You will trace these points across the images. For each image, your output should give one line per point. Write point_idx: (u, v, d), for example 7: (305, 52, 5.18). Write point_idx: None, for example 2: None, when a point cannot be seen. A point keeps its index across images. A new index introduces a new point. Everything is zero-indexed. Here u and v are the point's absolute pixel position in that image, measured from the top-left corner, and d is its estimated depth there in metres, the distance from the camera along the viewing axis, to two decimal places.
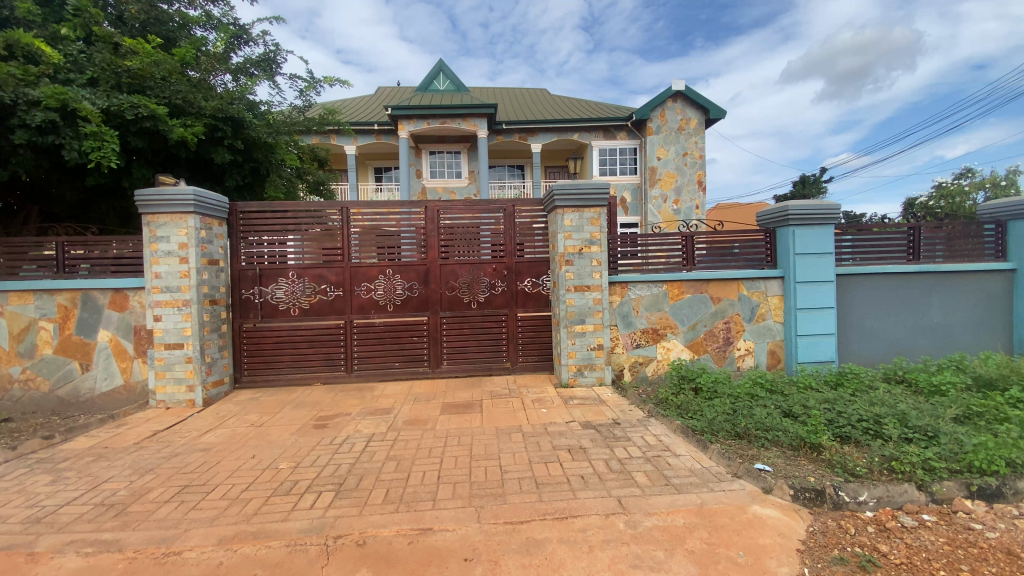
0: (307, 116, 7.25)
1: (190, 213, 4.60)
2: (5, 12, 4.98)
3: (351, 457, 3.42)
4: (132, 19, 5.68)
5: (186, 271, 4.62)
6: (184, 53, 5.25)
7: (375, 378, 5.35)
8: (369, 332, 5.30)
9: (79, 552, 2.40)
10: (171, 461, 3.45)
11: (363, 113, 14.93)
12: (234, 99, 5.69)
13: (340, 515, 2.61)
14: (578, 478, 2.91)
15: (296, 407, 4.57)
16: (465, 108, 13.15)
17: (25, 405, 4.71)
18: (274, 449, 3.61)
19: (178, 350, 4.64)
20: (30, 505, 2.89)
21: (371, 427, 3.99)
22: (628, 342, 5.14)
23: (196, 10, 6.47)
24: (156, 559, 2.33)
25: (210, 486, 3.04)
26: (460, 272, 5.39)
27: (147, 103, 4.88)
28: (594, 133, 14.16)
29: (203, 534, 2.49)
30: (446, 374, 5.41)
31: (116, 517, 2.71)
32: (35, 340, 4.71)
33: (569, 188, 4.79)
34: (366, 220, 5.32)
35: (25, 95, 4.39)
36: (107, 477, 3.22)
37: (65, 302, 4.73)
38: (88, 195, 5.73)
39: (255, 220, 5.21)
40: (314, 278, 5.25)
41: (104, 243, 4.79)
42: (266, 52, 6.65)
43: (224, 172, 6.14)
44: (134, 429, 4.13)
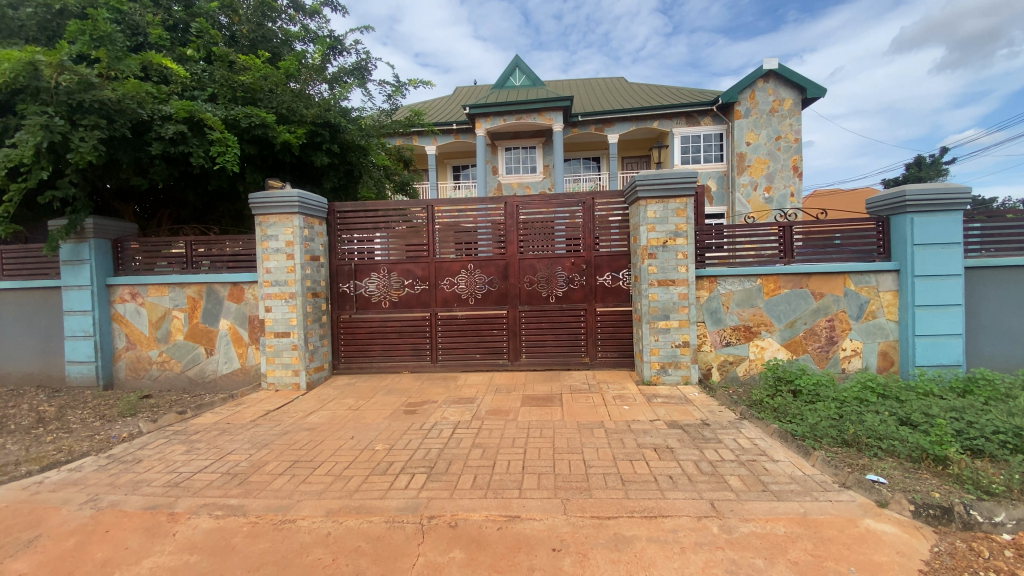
0: (394, 119, 7.65)
1: (296, 214, 5.04)
2: (141, 39, 5.70)
3: (440, 442, 3.57)
4: (242, 37, 6.29)
5: (292, 266, 5.06)
6: (288, 64, 5.71)
7: (457, 368, 5.54)
8: (452, 324, 5.50)
9: (210, 515, 2.73)
10: (282, 438, 3.82)
11: (443, 113, 15.41)
12: (330, 106, 6.13)
13: (432, 496, 2.75)
14: (666, 478, 2.84)
15: (387, 393, 4.86)
16: (540, 102, 13.13)
17: (162, 383, 5.44)
18: (370, 431, 3.87)
19: (285, 339, 5.09)
20: (171, 471, 3.33)
21: (457, 415, 4.14)
22: (717, 339, 4.89)
23: (296, 26, 7.05)
24: (274, 525, 2.59)
25: (317, 463, 3.32)
26: (538, 267, 5.41)
27: (259, 111, 5.40)
28: (675, 120, 13.56)
29: (313, 506, 2.73)
30: (525, 367, 5.47)
31: (239, 485, 3.05)
32: (169, 327, 5.40)
33: (653, 178, 4.63)
34: (447, 216, 5.51)
35: (159, 111, 4.99)
36: (230, 450, 3.63)
37: (192, 294, 5.35)
38: (209, 199, 6.46)
39: (350, 219, 5.58)
40: (402, 273, 5.53)
41: (222, 242, 5.38)
42: (359, 62, 7.13)
43: (322, 174, 6.63)
44: (250, 408, 4.61)
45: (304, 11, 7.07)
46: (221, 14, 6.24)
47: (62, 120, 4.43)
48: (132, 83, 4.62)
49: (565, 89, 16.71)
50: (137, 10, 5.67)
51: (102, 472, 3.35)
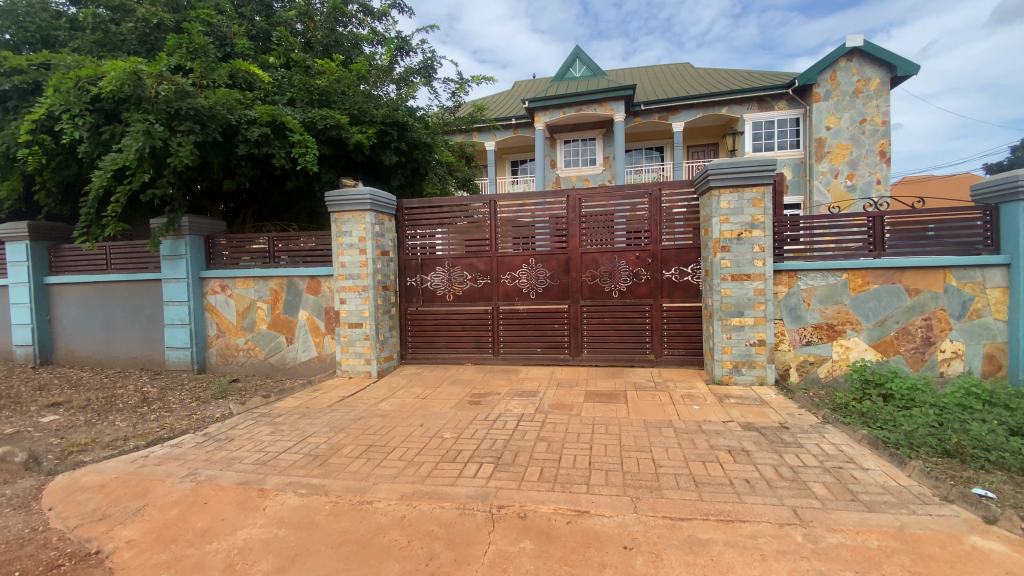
0: (457, 116, 7.81)
1: (367, 211, 5.27)
2: (228, 48, 6.13)
3: (505, 433, 3.62)
4: (317, 43, 6.63)
5: (365, 261, 5.29)
6: (360, 66, 5.95)
7: (519, 362, 5.59)
8: (514, 318, 5.55)
9: (295, 493, 2.93)
10: (357, 423, 4.03)
11: (502, 108, 15.51)
12: (398, 106, 6.35)
13: (500, 486, 2.80)
14: (743, 482, 2.72)
15: (452, 384, 5.00)
16: (601, 92, 12.87)
17: (248, 369, 5.90)
18: (438, 420, 3.99)
19: (358, 329, 5.35)
20: (259, 450, 3.61)
21: (521, 408, 4.18)
22: (797, 338, 4.62)
23: (365, 29, 7.33)
24: (353, 505, 2.75)
25: (390, 448, 3.48)
26: (601, 261, 5.34)
27: (334, 114, 5.69)
28: (746, 105, 12.85)
29: (388, 489, 2.86)
30: (588, 363, 5.43)
31: (320, 466, 3.26)
32: (254, 317, 5.82)
33: (727, 167, 4.42)
34: (506, 211, 5.55)
35: (245, 116, 5.36)
36: (311, 433, 3.88)
37: (275, 286, 5.74)
38: (288, 197, 6.89)
39: (416, 215, 5.76)
40: (465, 267, 5.64)
41: (300, 237, 5.72)
42: (425, 61, 7.33)
43: (390, 172, 6.89)
44: (327, 394, 4.90)
45: (373, 14, 7.35)
46: (297, 22, 6.60)
47: (162, 127, 4.84)
48: (222, 90, 5.00)
49: (627, 78, 16.29)
50: (225, 22, 6.12)
51: (200, 448, 3.68)
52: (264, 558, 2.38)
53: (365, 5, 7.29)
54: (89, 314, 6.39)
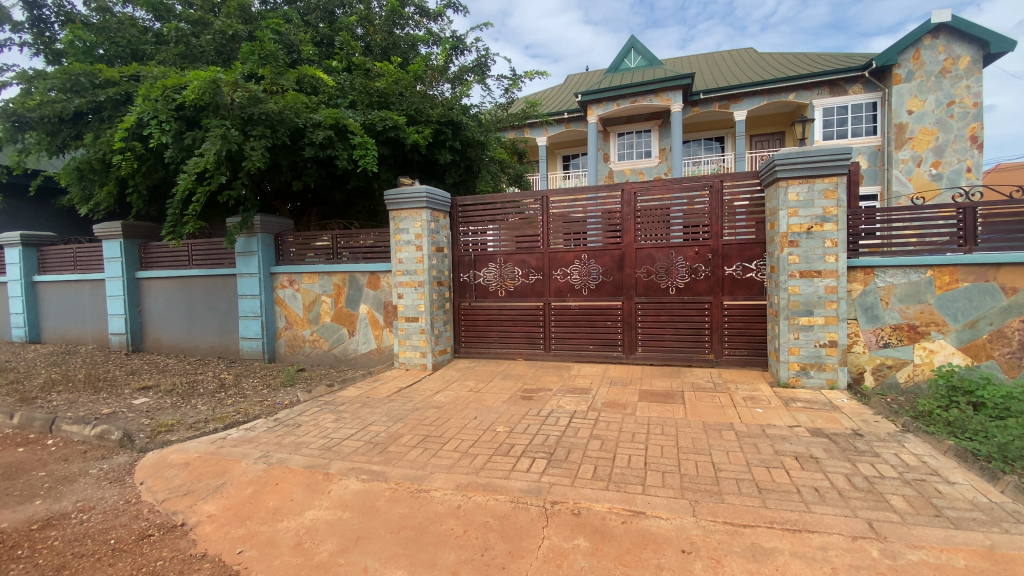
0: (510, 112, 7.86)
1: (423, 209, 5.41)
2: (295, 55, 6.46)
3: (558, 430, 3.62)
4: (376, 46, 6.87)
5: (421, 257, 5.44)
6: (417, 67, 6.10)
7: (570, 358, 5.56)
8: (566, 314, 5.53)
9: (357, 478, 3.08)
10: (414, 414, 4.16)
11: (555, 102, 15.41)
12: (453, 105, 6.47)
13: (554, 482, 2.81)
14: (811, 490, 2.58)
15: (504, 378, 5.05)
16: (657, 82, 12.49)
17: (313, 359, 6.23)
18: (491, 413, 4.06)
19: (414, 323, 5.52)
20: (324, 436, 3.81)
21: (573, 405, 4.16)
22: (872, 339, 4.31)
23: (422, 30, 7.51)
24: (411, 493, 2.85)
25: (445, 439, 3.58)
26: (657, 257, 5.21)
27: (392, 115, 5.87)
28: (815, 91, 12.08)
29: (444, 479, 2.94)
30: (642, 361, 5.32)
31: (380, 453, 3.40)
32: (319, 310, 6.14)
33: (795, 157, 4.18)
34: (558, 207, 5.52)
35: (311, 120, 5.63)
36: (371, 421, 4.05)
37: (338, 281, 6.02)
38: (349, 196, 7.20)
39: (470, 212, 5.84)
40: (517, 263, 5.67)
41: (361, 235, 5.97)
42: (479, 59, 7.43)
43: (445, 170, 7.04)
44: (385, 385, 5.10)
45: (429, 15, 7.51)
46: (358, 26, 6.86)
47: (237, 132, 5.18)
48: (291, 95, 5.28)
49: (684, 67, 15.71)
50: (293, 31, 6.42)
51: (271, 433, 3.93)
52: (330, 539, 2.51)
53: (422, 6, 7.46)
54: (173, 306, 6.97)
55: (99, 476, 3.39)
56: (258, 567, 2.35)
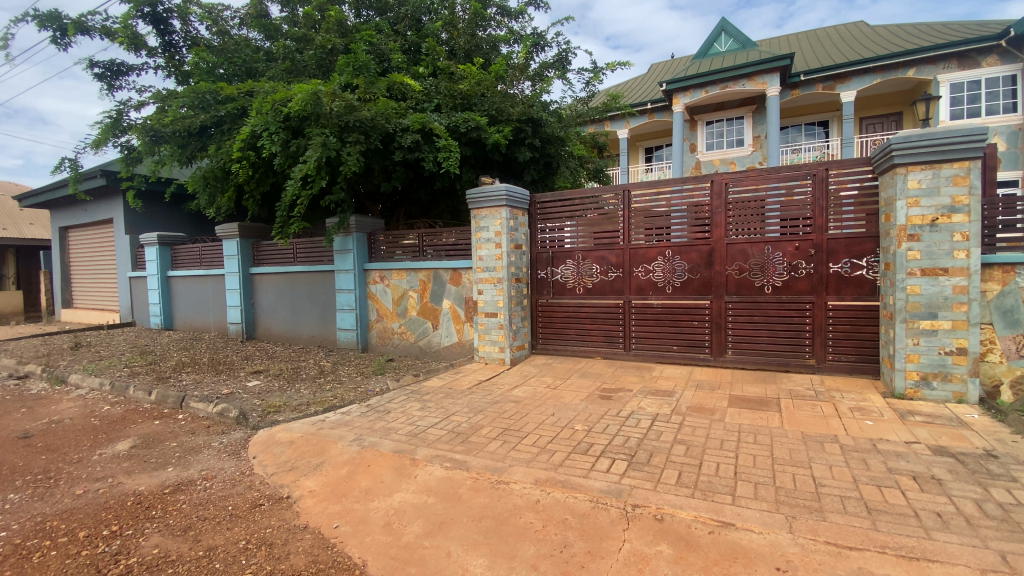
0: (591, 106, 7.76)
1: (503, 207, 5.50)
2: (386, 63, 6.83)
3: (639, 432, 3.52)
4: (460, 49, 7.09)
5: (500, 254, 5.54)
6: (499, 67, 6.20)
7: (652, 359, 5.38)
8: (648, 313, 5.35)
9: (441, 465, 3.21)
10: (493, 406, 4.26)
11: (637, 93, 14.94)
12: (533, 102, 6.51)
13: (635, 485, 2.74)
14: (932, 515, 2.29)
15: (583, 377, 5.00)
16: (750, 65, 11.65)
17: (400, 350, 6.59)
18: (569, 411, 4.04)
19: (493, 318, 5.63)
20: (410, 423, 4.02)
21: (655, 407, 4.02)
22: (1013, 348, 3.73)
23: (503, 30, 7.64)
24: (491, 484, 2.91)
25: (524, 433, 3.62)
26: (750, 253, 4.87)
27: (475, 116, 6.01)
28: (941, 64, 10.68)
29: (523, 472, 2.98)
30: (731, 364, 5.01)
31: (462, 443, 3.51)
32: (406, 305, 6.47)
33: (916, 140, 3.71)
34: (641, 201, 5.35)
35: (400, 124, 5.94)
36: (453, 412, 4.20)
37: (423, 278, 6.29)
38: (434, 195, 7.52)
39: (548, 209, 5.84)
40: (596, 260, 5.58)
41: (444, 233, 6.19)
42: (560, 54, 7.41)
43: (524, 167, 7.10)
44: (466, 377, 5.27)
45: (510, 14, 7.61)
46: (443, 31, 7.11)
47: (335, 139, 5.58)
48: (382, 102, 5.60)
49: (782, 47, 14.52)
50: (384, 41, 6.79)
51: (363, 417, 4.22)
52: (415, 522, 2.65)
53: (503, 6, 7.56)
54: (280, 298, 7.70)
55: (219, 449, 3.84)
56: (351, 542, 2.53)
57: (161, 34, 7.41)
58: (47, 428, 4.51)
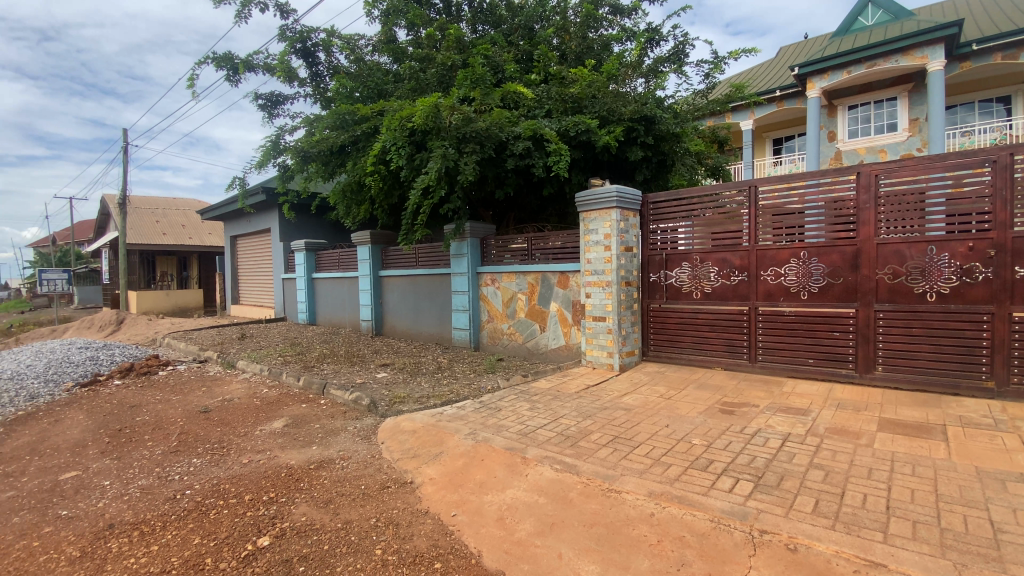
0: (711, 99, 7.33)
1: (613, 208, 5.39)
2: (500, 74, 7.09)
3: (766, 452, 3.23)
4: (571, 52, 7.16)
5: (609, 257, 5.43)
6: (611, 67, 6.11)
7: (782, 372, 4.91)
8: (778, 322, 4.89)
9: (552, 466, 3.23)
10: (603, 413, 4.20)
11: (764, 81, 13.71)
12: (647, 100, 6.32)
13: (762, 509, 2.52)
14: None
15: (699, 388, 4.71)
16: (906, 37, 10.12)
17: (510, 350, 6.77)
18: (686, 424, 3.83)
19: (602, 323, 5.54)
20: (521, 422, 4.12)
21: (786, 426, 3.66)
22: None
23: (616, 29, 7.54)
24: (602, 491, 2.87)
25: (636, 442, 3.52)
26: (906, 254, 4.23)
27: (585, 119, 5.99)
28: None
29: (636, 483, 2.89)
30: (881, 382, 4.39)
31: (572, 447, 3.51)
32: (515, 306, 6.64)
33: None
34: (769, 199, 4.92)
35: (512, 132, 6.12)
36: (562, 415, 4.22)
37: (531, 280, 6.41)
38: (544, 200, 7.65)
39: (662, 209, 5.60)
40: (717, 263, 5.23)
41: (553, 236, 6.24)
42: (676, 48, 7.12)
43: (637, 168, 6.92)
44: (575, 381, 5.26)
45: (624, 12, 7.48)
46: (555, 37, 7.22)
47: (453, 150, 5.94)
48: (497, 112, 5.82)
49: (948, 12, 12.39)
50: (499, 53, 7.06)
51: (477, 413, 4.42)
52: (527, 519, 2.71)
53: (616, 5, 7.46)
54: (403, 298, 8.37)
55: (354, 433, 4.28)
56: (467, 531, 2.67)
57: (310, 65, 8.48)
58: (222, 405, 5.40)
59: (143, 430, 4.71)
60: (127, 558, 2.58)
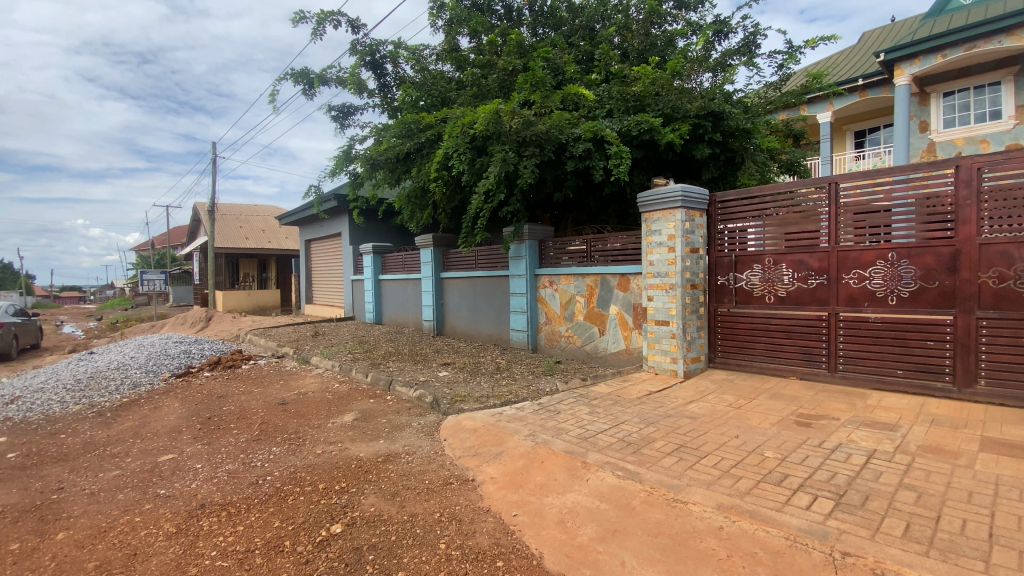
0: (785, 91, 6.94)
1: (678, 208, 5.22)
2: (561, 76, 7.08)
3: (849, 468, 3.01)
4: (633, 50, 7.06)
5: (673, 258, 5.26)
6: (676, 63, 5.94)
7: (866, 383, 4.55)
8: (862, 329, 4.53)
9: (613, 473, 3.18)
10: (667, 420, 4.08)
11: (844, 69, 12.77)
12: (714, 95, 6.09)
13: (845, 530, 2.36)
14: None
15: (772, 398, 4.46)
16: (1014, 14, 9.08)
17: (568, 353, 6.73)
18: (757, 435, 3.64)
19: (665, 327, 5.38)
20: (581, 426, 4.08)
21: (871, 442, 3.39)
22: None
23: (681, 24, 7.33)
24: (667, 500, 2.79)
25: (703, 452, 3.39)
26: (1015, 255, 3.80)
27: (648, 117, 5.85)
28: None
29: (704, 494, 2.79)
30: (984, 397, 3.96)
31: (634, 454, 3.44)
32: (574, 309, 6.60)
33: None
34: (851, 196, 4.58)
35: (572, 134, 6.09)
36: (624, 420, 4.14)
37: (590, 282, 6.33)
38: (604, 201, 7.56)
39: (731, 209, 5.35)
40: (792, 265, 4.93)
41: (613, 238, 6.14)
42: (747, 39, 6.81)
43: (703, 166, 6.68)
44: (636, 386, 5.14)
45: (690, 5, 7.27)
46: (617, 36, 7.13)
47: (513, 154, 6.01)
48: (557, 115, 5.81)
49: None
50: (559, 55, 7.06)
51: (536, 415, 4.44)
52: (589, 524, 2.68)
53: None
54: (463, 300, 8.55)
55: (417, 429, 4.43)
56: (529, 532, 2.69)
57: (379, 77, 8.87)
58: (298, 397, 5.77)
59: (229, 419, 5.13)
60: (216, 536, 2.82)
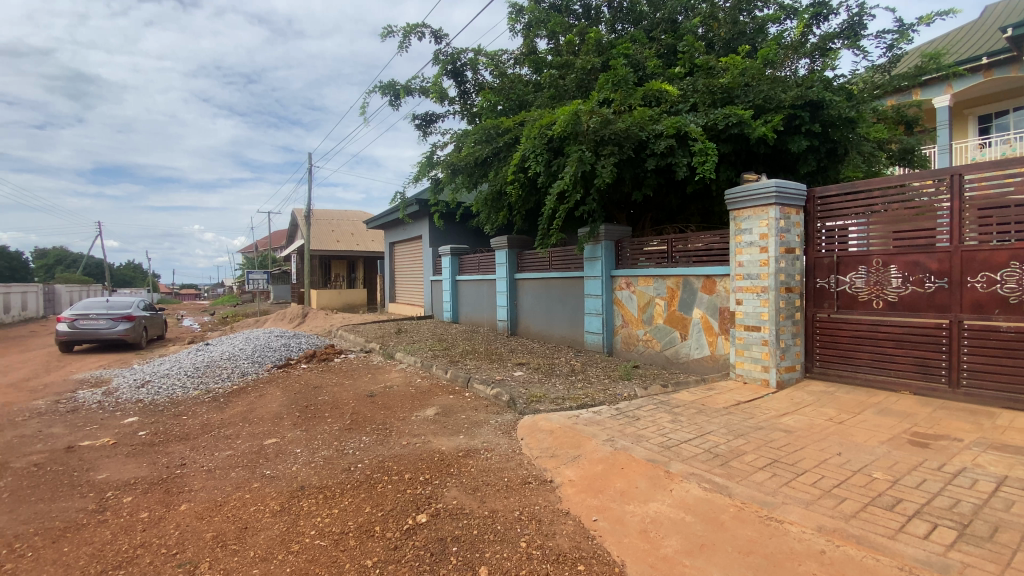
0: (896, 74, 6.26)
1: (771, 205, 4.88)
2: (642, 72, 6.91)
3: (978, 497, 2.65)
4: (719, 41, 6.77)
5: (766, 260, 4.93)
6: (768, 51, 5.57)
7: (999, 402, 3.98)
8: (993, 339, 3.98)
9: (699, 484, 3.04)
10: (758, 432, 3.83)
11: (969, 45, 11.26)
12: (812, 82, 5.66)
13: (975, 567, 2.08)
14: None
15: (881, 414, 4.04)
16: None
17: (646, 357, 6.53)
18: (864, 454, 3.31)
19: (756, 333, 5.06)
20: (663, 434, 3.95)
21: (1007, 469, 2.96)
22: None
23: (773, 8, 6.87)
24: (760, 517, 2.62)
25: (800, 469, 3.14)
26: None
27: (736, 110, 5.53)
28: None
29: (802, 514, 2.59)
30: None
31: (722, 466, 3.27)
32: (653, 312, 6.39)
33: None
34: (979, 189, 4.06)
35: (654, 131, 5.88)
36: (709, 430, 3.94)
37: (671, 284, 6.10)
38: (686, 199, 7.27)
39: (833, 205, 4.91)
40: (905, 267, 4.43)
41: (697, 238, 5.87)
42: (851, 20, 6.24)
43: (800, 159, 6.22)
44: (722, 395, 4.88)
45: None
46: (701, 27, 6.82)
47: (591, 153, 5.95)
48: (638, 111, 5.64)
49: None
50: (640, 50, 6.87)
51: (614, 420, 4.36)
52: (673, 536, 2.59)
53: None
54: (538, 301, 8.58)
55: (495, 426, 4.52)
56: (610, 539, 2.65)
57: (459, 84, 9.17)
58: (384, 390, 6.12)
59: (323, 409, 5.55)
60: (314, 516, 3.06)
